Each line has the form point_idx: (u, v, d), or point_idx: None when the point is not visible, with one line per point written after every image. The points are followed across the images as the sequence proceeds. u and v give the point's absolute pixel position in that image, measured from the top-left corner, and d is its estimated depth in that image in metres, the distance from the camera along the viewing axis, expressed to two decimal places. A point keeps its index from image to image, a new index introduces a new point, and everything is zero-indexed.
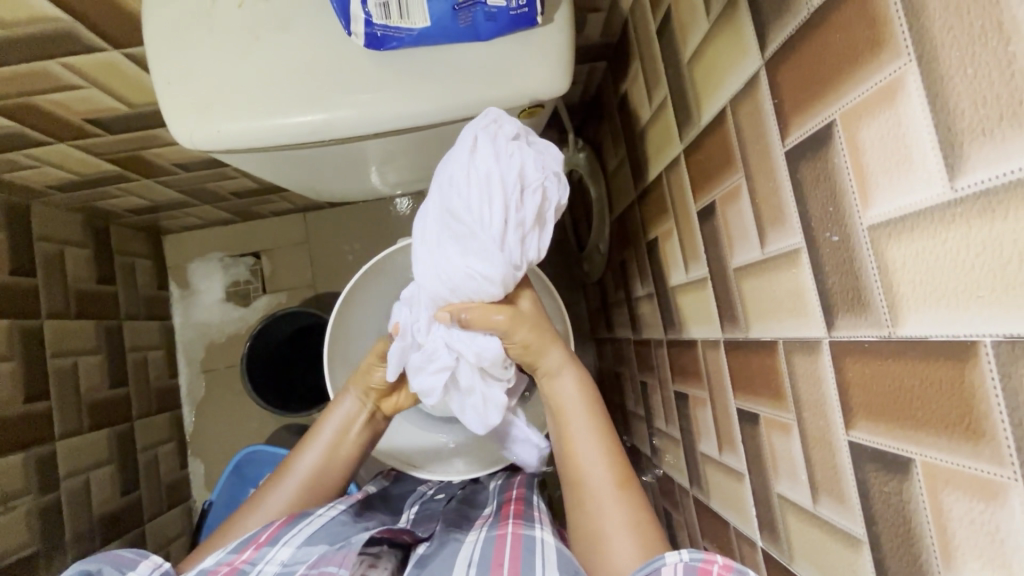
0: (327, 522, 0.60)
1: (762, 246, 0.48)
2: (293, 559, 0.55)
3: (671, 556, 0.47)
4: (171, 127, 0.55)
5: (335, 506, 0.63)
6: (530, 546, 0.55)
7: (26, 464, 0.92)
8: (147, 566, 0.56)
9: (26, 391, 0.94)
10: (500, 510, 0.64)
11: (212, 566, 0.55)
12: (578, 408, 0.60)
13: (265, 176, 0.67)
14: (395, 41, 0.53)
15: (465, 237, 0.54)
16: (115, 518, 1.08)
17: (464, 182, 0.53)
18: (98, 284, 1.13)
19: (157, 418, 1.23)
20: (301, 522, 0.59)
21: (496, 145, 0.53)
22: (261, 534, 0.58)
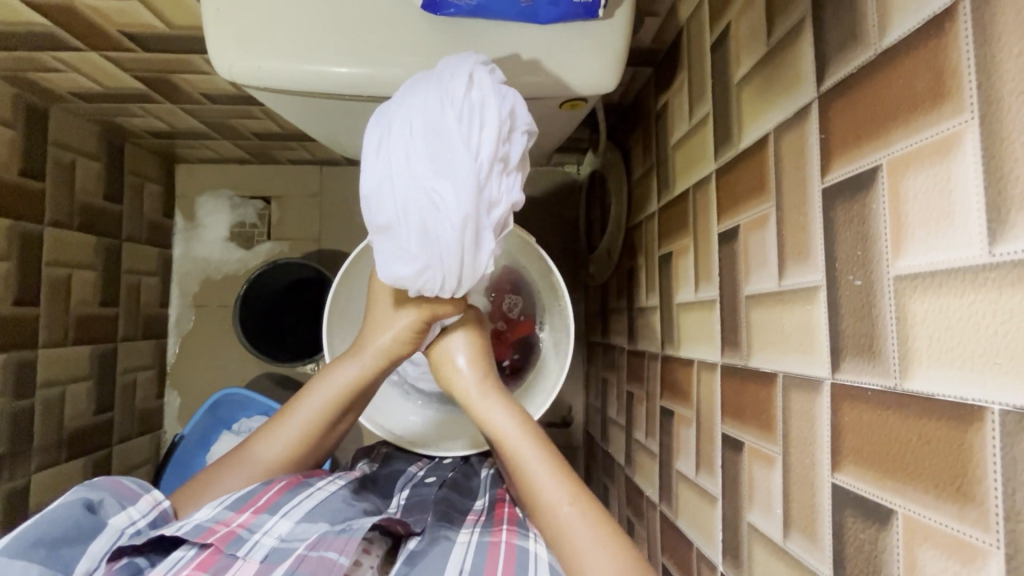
0: (326, 497, 0.62)
1: (780, 278, 0.48)
2: (291, 535, 0.56)
3: None
4: (210, 54, 0.54)
5: (333, 483, 0.65)
6: (522, 559, 0.55)
7: (5, 367, 0.91)
8: (148, 503, 0.56)
9: (17, 294, 0.93)
10: (492, 511, 0.66)
11: (209, 521, 0.55)
12: (518, 436, 0.61)
13: (295, 121, 0.66)
14: (452, 8, 0.52)
15: (441, 149, 0.47)
16: (85, 435, 1.07)
17: (463, 93, 0.49)
18: (104, 200, 1.12)
19: (141, 344, 1.23)
20: (300, 493, 0.61)
21: (494, 78, 0.51)
22: (260, 497, 0.59)
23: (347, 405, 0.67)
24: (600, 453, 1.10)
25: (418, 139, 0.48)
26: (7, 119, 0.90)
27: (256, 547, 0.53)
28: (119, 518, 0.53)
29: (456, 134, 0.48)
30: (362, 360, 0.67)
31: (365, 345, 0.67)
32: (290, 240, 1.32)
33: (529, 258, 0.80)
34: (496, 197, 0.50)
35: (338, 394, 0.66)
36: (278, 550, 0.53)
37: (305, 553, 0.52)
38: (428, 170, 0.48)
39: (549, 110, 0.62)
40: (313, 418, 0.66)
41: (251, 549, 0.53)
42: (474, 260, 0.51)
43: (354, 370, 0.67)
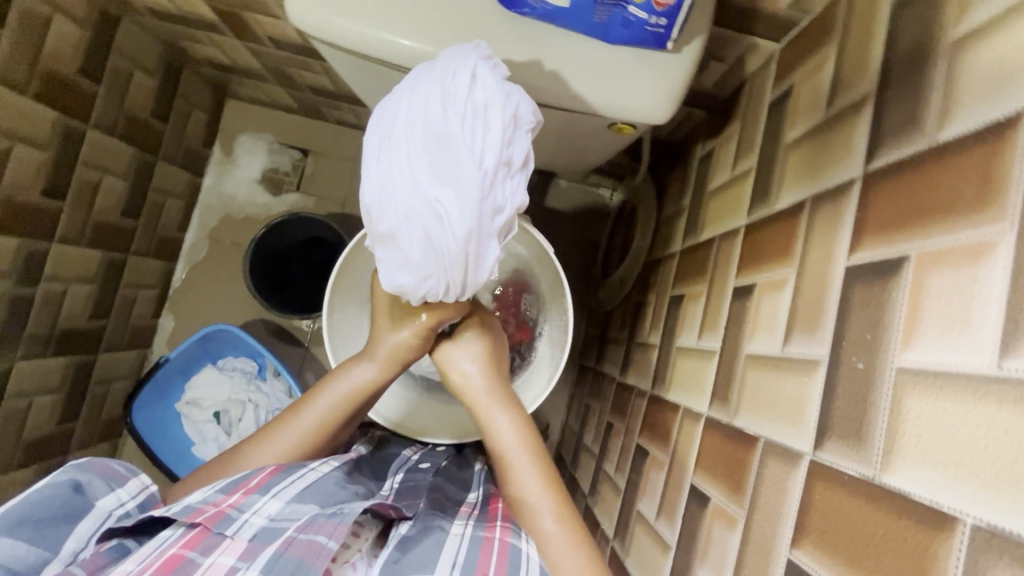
0: (320, 477, 0.61)
1: (784, 344, 0.48)
2: (281, 514, 0.55)
3: None
4: None
5: (326, 463, 0.64)
6: (513, 557, 0.56)
7: (15, 251, 0.92)
8: (136, 486, 0.56)
9: (46, 185, 0.94)
10: (486, 506, 0.66)
11: (200, 504, 0.55)
12: (517, 447, 0.62)
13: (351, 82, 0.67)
14: (528, 9, 0.52)
15: (444, 159, 0.47)
16: (76, 336, 1.09)
17: (466, 98, 0.48)
18: (151, 116, 1.14)
19: (150, 262, 1.24)
20: (291, 474, 0.60)
21: (496, 78, 0.50)
22: (251, 479, 0.58)
23: (357, 405, 0.68)
24: (567, 476, 1.10)
25: (420, 143, 0.48)
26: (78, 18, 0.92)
27: (245, 526, 0.53)
28: (107, 500, 0.53)
29: (459, 143, 0.47)
30: (375, 360, 0.67)
31: (375, 347, 0.67)
32: (317, 196, 1.35)
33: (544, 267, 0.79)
34: (500, 205, 0.50)
35: (343, 396, 0.67)
36: (266, 530, 0.53)
37: (293, 535, 0.52)
38: (431, 180, 0.48)
39: (599, 128, 0.62)
40: (321, 416, 0.66)
41: (239, 528, 0.53)
42: (475, 267, 0.52)
43: (364, 371, 0.67)
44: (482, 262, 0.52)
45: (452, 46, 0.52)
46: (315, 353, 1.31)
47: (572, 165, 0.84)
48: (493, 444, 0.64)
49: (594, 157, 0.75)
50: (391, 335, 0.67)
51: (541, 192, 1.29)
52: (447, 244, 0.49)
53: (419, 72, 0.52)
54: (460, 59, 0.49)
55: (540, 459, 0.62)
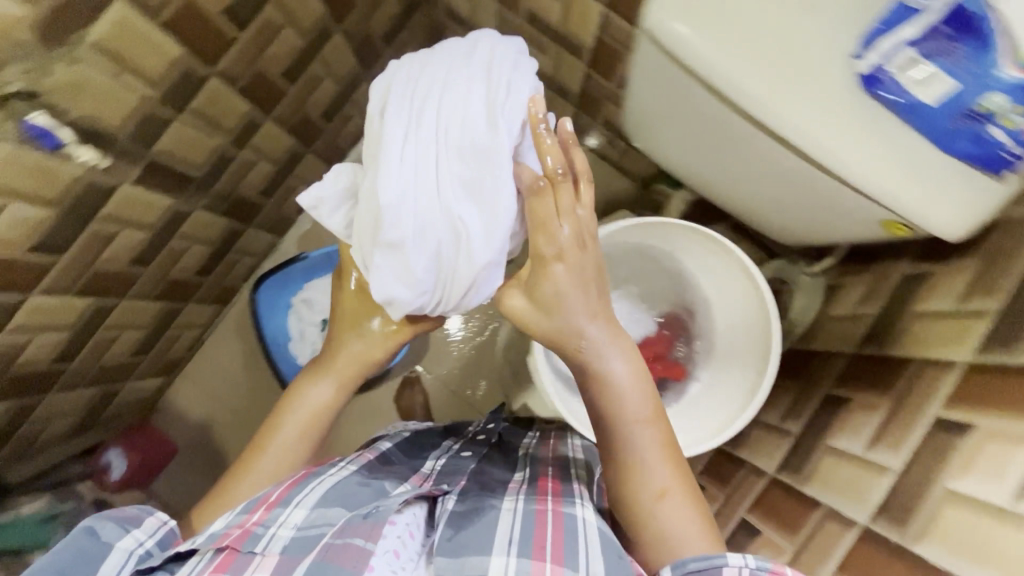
0: (339, 484, 0.66)
1: (1011, 499, 0.49)
2: (307, 521, 0.58)
3: (735, 560, 0.53)
4: (655, 8, 0.61)
5: (347, 467, 0.71)
6: (569, 522, 0.62)
7: (244, 117, 0.98)
8: (152, 523, 0.60)
9: (290, 68, 1.00)
10: (536, 482, 0.72)
11: (224, 528, 0.58)
12: (637, 398, 0.64)
13: (645, 90, 0.73)
14: (888, 96, 0.58)
15: (468, 192, 0.64)
16: (243, 206, 1.15)
17: (469, 120, 0.63)
18: (380, 38, 1.20)
19: (319, 165, 1.32)
20: (308, 485, 0.65)
21: (509, 76, 0.64)
22: (270, 496, 0.62)
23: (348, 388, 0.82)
24: None
25: (455, 154, 0.63)
26: None
27: (273, 539, 0.56)
28: (126, 541, 0.57)
29: (471, 163, 0.63)
30: (331, 378, 0.81)
31: (331, 368, 0.81)
32: None
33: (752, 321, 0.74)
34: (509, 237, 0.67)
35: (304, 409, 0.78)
36: (296, 540, 0.56)
37: (330, 541, 0.55)
38: (449, 198, 0.63)
39: (870, 221, 0.67)
40: (308, 418, 0.78)
41: (267, 543, 0.55)
42: (481, 278, 0.66)
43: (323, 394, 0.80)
44: (488, 273, 0.66)
45: (482, 35, 0.69)
46: None
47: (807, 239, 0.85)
48: (602, 378, 0.65)
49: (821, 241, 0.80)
50: (365, 326, 0.81)
51: None
52: (450, 245, 0.65)
53: (423, 67, 0.68)
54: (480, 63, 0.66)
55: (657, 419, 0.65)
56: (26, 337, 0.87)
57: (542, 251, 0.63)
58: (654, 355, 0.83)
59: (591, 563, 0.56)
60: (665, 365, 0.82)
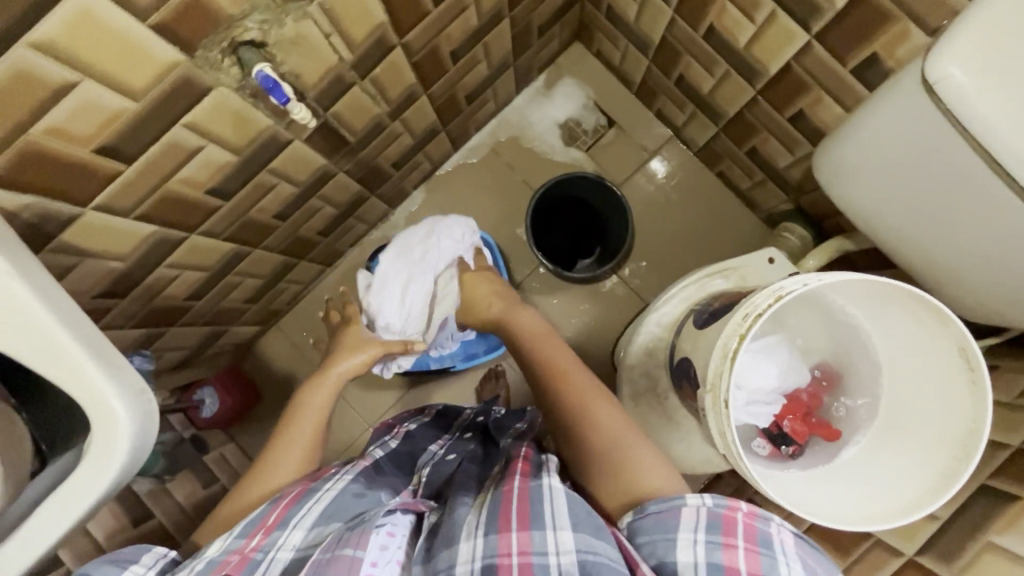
0: (335, 496, 0.71)
1: None
2: (306, 540, 0.66)
3: (694, 500, 0.61)
4: (936, 57, 0.62)
5: (341, 480, 0.75)
6: (536, 492, 0.65)
7: (409, 90, 0.98)
8: (150, 557, 0.64)
9: (461, 48, 1.00)
10: (508, 464, 0.74)
11: (223, 553, 0.64)
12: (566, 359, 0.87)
13: (880, 139, 0.73)
14: None
15: (416, 268, 1.11)
16: (376, 175, 1.16)
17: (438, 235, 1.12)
18: (538, 29, 1.19)
19: (446, 144, 1.31)
20: (307, 501, 0.70)
21: (432, 230, 1.13)
22: (269, 518, 0.68)
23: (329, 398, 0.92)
24: None
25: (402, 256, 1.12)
26: None
27: (272, 563, 0.64)
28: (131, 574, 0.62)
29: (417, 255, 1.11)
30: (323, 383, 0.94)
31: (330, 372, 0.96)
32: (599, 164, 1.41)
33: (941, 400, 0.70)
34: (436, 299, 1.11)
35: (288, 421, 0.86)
36: (295, 559, 0.64)
37: (320, 559, 0.61)
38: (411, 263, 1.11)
39: None
40: (316, 419, 0.87)
41: (267, 565, 0.63)
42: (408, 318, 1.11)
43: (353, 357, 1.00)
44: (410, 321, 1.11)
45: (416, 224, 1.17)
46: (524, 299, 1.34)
47: (1006, 325, 0.82)
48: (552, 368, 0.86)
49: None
50: (349, 357, 1.00)
51: None
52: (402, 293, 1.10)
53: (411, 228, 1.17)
54: (408, 237, 1.13)
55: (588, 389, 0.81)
56: (175, 272, 0.89)
57: (483, 310, 1.06)
58: (807, 410, 0.83)
59: (558, 523, 0.61)
60: (820, 423, 0.82)
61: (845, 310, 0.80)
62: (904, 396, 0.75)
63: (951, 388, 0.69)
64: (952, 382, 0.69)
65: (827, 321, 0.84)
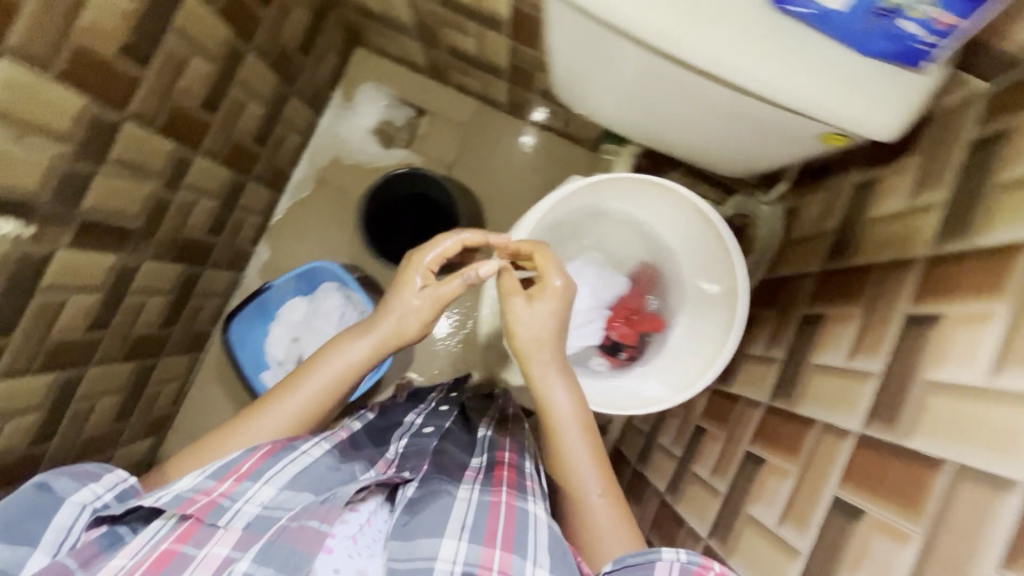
0: (310, 463, 0.68)
1: (987, 376, 0.49)
2: (276, 501, 0.63)
3: (669, 554, 0.61)
4: None
5: (319, 446, 0.71)
6: (520, 519, 0.67)
7: (172, 157, 0.95)
8: (111, 478, 0.62)
9: (209, 98, 0.97)
10: (492, 470, 0.74)
11: (189, 490, 0.62)
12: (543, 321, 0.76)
13: (557, 37, 0.66)
14: (795, 6, 0.51)
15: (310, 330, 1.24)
16: (193, 248, 1.12)
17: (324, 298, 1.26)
18: (297, 50, 1.17)
19: (263, 190, 1.28)
20: (283, 458, 0.68)
21: (320, 297, 1.26)
22: (241, 465, 0.65)
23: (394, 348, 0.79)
24: (632, 471, 1.14)
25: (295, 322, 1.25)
26: None
27: (238, 514, 0.61)
28: (83, 493, 0.60)
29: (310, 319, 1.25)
30: (369, 336, 0.77)
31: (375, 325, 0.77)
32: (424, 155, 1.41)
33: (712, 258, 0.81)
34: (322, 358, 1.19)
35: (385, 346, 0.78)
36: (261, 517, 0.61)
37: (287, 524, 0.60)
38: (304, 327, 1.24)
39: (802, 136, 0.61)
40: (302, 403, 0.74)
41: (231, 517, 0.61)
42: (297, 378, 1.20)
43: (417, 329, 0.78)
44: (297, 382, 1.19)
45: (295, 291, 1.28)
46: None
47: (768, 164, 0.76)
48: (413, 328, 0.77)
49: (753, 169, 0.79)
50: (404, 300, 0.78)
51: None
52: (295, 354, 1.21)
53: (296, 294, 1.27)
54: (300, 304, 1.26)
55: (589, 430, 0.75)
56: None
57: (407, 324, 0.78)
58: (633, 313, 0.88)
59: (538, 556, 0.63)
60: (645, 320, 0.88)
61: (623, 210, 0.85)
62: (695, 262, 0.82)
63: (725, 247, 0.77)
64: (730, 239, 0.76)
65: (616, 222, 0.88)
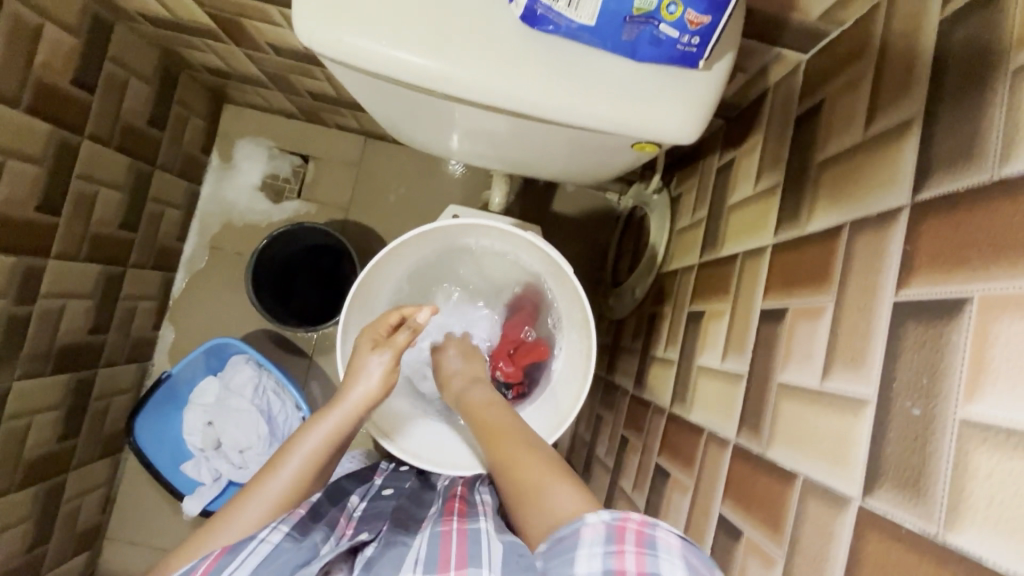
0: (271, 551, 0.53)
1: (822, 378, 0.46)
2: None
3: (591, 517, 0.42)
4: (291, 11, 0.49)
5: (277, 528, 0.56)
6: (474, 538, 0.53)
7: (12, 270, 0.88)
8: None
9: (41, 200, 0.91)
10: (444, 506, 0.63)
11: None
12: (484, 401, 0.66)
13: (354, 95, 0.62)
14: (551, 26, 0.48)
15: (223, 413, 1.15)
16: (75, 353, 1.05)
17: (234, 374, 1.16)
18: (146, 124, 1.10)
19: (150, 274, 1.21)
20: (240, 551, 0.52)
21: (228, 373, 1.16)
22: (191, 575, 0.50)
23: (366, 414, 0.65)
24: None
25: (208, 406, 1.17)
26: (71, 27, 0.88)
27: None
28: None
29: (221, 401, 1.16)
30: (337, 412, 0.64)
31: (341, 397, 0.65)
32: (319, 203, 1.32)
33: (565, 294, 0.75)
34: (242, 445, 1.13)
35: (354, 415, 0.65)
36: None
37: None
38: (216, 412, 1.16)
39: (617, 146, 0.58)
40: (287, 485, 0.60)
41: None
42: (224, 468, 1.15)
43: (376, 377, 0.66)
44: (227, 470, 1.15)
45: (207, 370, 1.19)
46: (321, 364, 1.28)
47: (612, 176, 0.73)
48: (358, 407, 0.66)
49: (588, 182, 0.76)
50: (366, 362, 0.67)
51: (546, 198, 1.29)
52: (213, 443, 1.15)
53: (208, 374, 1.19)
54: (209, 385, 1.17)
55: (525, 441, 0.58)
56: None
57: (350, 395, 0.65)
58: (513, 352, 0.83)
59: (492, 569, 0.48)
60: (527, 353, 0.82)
61: (479, 245, 0.78)
62: (545, 292, 0.79)
63: (560, 278, 0.74)
64: (563, 274, 0.74)
65: (479, 257, 0.80)
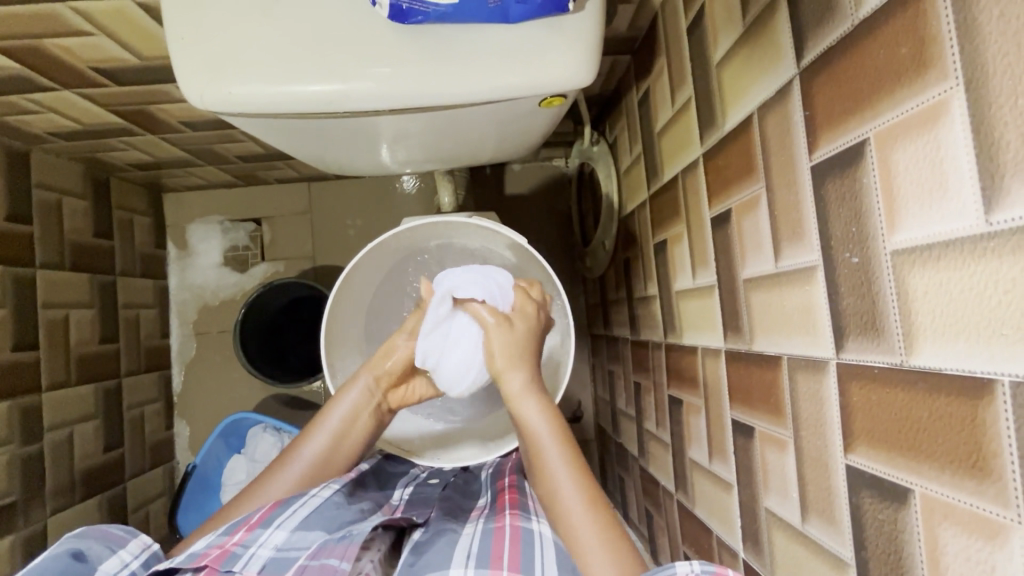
0: (321, 504, 0.58)
1: (776, 260, 0.47)
2: (288, 543, 0.53)
3: (682, 566, 0.44)
4: (178, 82, 0.51)
5: (328, 486, 0.61)
6: (529, 539, 0.53)
7: (10, 414, 0.90)
8: (138, 546, 0.53)
9: (14, 340, 0.92)
10: (495, 501, 0.63)
11: (204, 548, 0.52)
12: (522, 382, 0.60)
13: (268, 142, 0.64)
14: (420, 16, 0.49)
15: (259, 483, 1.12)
16: (97, 474, 1.06)
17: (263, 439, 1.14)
18: (93, 237, 1.11)
19: (144, 378, 1.22)
20: (294, 502, 0.58)
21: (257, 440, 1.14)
22: (253, 515, 0.55)
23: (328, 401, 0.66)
24: (613, 445, 1.12)
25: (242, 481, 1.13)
26: None
27: (253, 559, 0.50)
28: (110, 563, 0.50)
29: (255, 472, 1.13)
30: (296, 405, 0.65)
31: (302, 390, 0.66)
32: (284, 259, 1.32)
33: (521, 257, 0.77)
34: None
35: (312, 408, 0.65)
36: (276, 560, 0.51)
37: (305, 563, 0.50)
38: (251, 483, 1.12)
39: (526, 109, 0.60)
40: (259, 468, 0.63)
41: (247, 562, 0.50)
42: None
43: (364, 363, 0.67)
44: None
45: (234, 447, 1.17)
46: None
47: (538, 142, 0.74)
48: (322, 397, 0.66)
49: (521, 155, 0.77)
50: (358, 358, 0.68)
51: (497, 185, 1.31)
52: None
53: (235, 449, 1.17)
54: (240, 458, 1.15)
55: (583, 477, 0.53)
56: None
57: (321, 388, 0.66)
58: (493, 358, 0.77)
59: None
60: None
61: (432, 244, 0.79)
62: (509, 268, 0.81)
63: (518, 250, 0.76)
64: (516, 244, 0.76)
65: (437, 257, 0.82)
